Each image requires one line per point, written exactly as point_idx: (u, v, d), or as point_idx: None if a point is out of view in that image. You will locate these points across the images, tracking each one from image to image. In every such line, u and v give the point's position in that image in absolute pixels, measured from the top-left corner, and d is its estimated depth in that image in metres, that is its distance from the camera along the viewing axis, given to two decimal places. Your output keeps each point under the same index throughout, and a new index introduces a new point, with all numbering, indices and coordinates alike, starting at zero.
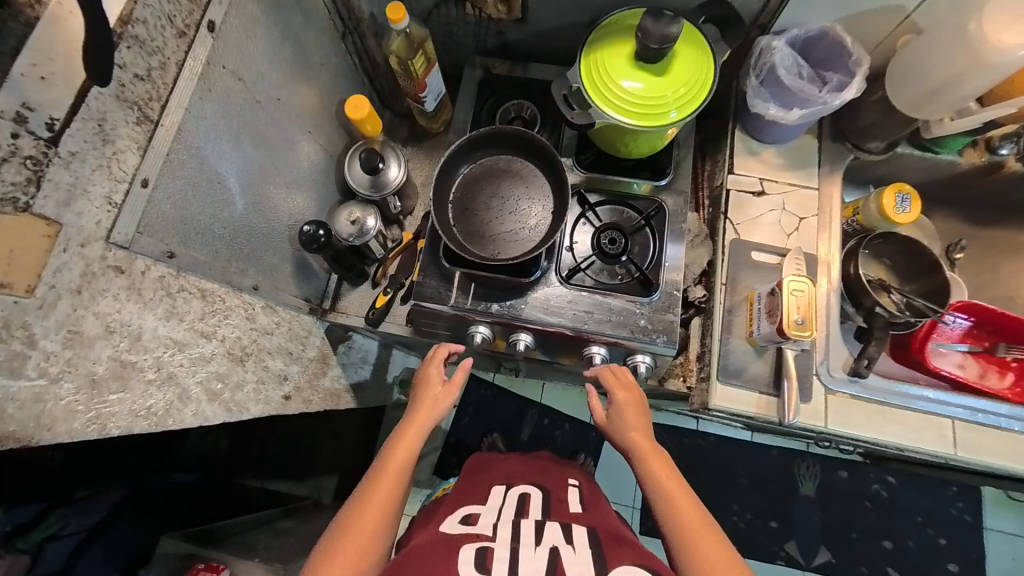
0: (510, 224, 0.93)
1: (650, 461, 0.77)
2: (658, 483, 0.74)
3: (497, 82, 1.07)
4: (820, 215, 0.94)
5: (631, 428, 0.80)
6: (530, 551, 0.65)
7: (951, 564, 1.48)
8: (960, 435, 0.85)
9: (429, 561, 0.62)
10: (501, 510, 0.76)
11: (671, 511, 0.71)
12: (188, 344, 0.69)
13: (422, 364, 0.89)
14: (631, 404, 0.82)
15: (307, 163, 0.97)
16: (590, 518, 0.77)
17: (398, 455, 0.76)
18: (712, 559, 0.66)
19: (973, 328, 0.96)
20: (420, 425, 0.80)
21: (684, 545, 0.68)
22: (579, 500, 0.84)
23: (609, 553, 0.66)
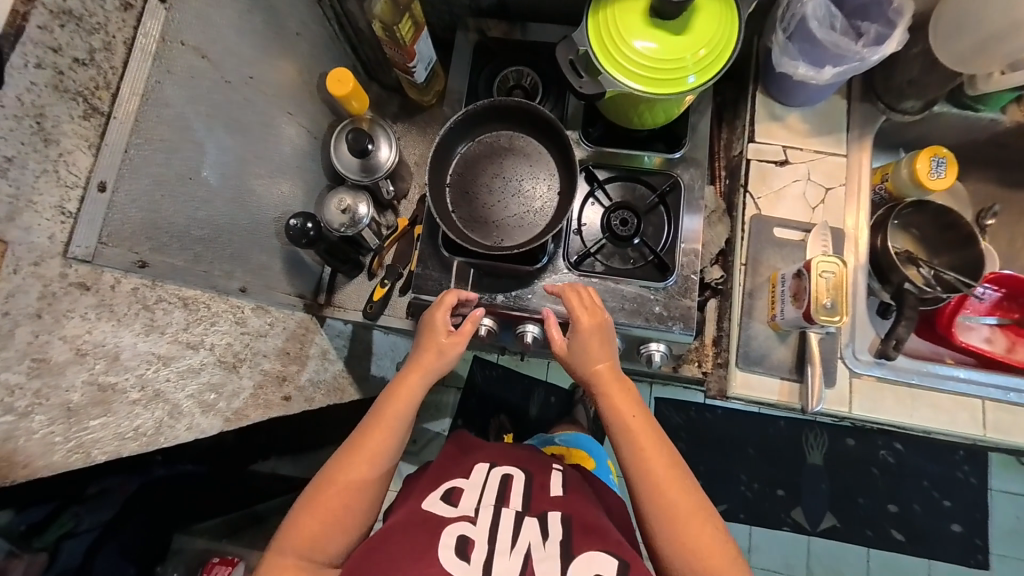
0: (515, 208, 0.85)
1: (615, 402, 0.73)
2: (628, 432, 0.71)
3: (494, 48, 0.97)
4: (848, 185, 0.87)
5: (597, 363, 0.75)
6: (505, 556, 0.61)
7: (955, 525, 1.50)
8: (991, 416, 0.82)
9: (409, 553, 0.60)
10: (484, 487, 0.71)
11: (640, 463, 0.69)
12: (174, 358, 0.64)
13: (429, 308, 0.82)
14: (593, 335, 0.75)
15: (291, 147, 0.88)
16: (571, 499, 0.71)
17: (396, 407, 0.73)
18: (680, 510, 0.66)
19: (1004, 299, 0.92)
20: (423, 375, 0.76)
21: (653, 494, 0.67)
22: (562, 479, 0.76)
23: (580, 540, 0.63)
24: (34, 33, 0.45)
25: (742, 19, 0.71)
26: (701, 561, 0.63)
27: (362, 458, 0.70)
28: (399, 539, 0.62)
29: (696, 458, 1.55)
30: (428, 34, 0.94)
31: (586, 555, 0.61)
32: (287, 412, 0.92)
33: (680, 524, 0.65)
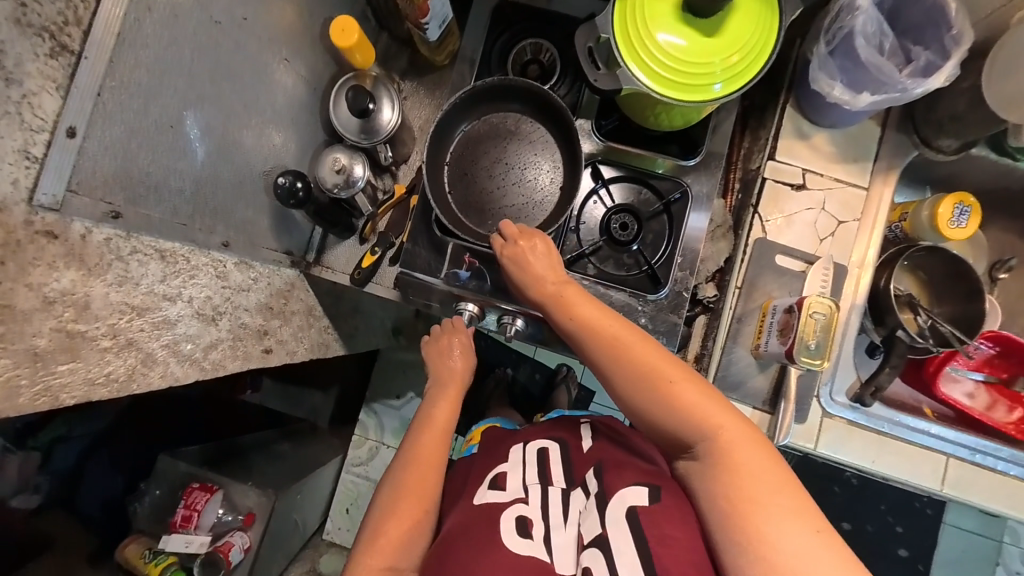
0: (514, 197, 0.82)
1: (572, 307, 0.67)
2: (582, 327, 0.65)
3: (513, 14, 0.90)
4: (863, 220, 0.83)
5: (542, 274, 0.70)
6: (561, 529, 0.60)
7: (901, 549, 1.54)
8: (952, 472, 0.83)
9: (473, 544, 0.58)
10: (525, 463, 0.68)
11: (602, 351, 0.63)
12: (148, 309, 0.62)
13: (439, 342, 0.88)
14: (534, 251, 0.71)
15: (284, 97, 0.84)
16: (603, 446, 0.68)
17: (441, 420, 0.77)
18: (655, 382, 0.60)
19: (995, 356, 0.89)
20: (452, 399, 0.81)
21: (622, 376, 0.62)
22: (594, 433, 0.72)
23: (611, 481, 0.60)
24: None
25: (781, 28, 0.65)
26: (693, 418, 0.58)
27: (420, 472, 0.71)
28: (462, 540, 0.59)
29: None
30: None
31: (618, 495, 0.58)
32: (268, 365, 0.91)
33: (657, 396, 0.60)
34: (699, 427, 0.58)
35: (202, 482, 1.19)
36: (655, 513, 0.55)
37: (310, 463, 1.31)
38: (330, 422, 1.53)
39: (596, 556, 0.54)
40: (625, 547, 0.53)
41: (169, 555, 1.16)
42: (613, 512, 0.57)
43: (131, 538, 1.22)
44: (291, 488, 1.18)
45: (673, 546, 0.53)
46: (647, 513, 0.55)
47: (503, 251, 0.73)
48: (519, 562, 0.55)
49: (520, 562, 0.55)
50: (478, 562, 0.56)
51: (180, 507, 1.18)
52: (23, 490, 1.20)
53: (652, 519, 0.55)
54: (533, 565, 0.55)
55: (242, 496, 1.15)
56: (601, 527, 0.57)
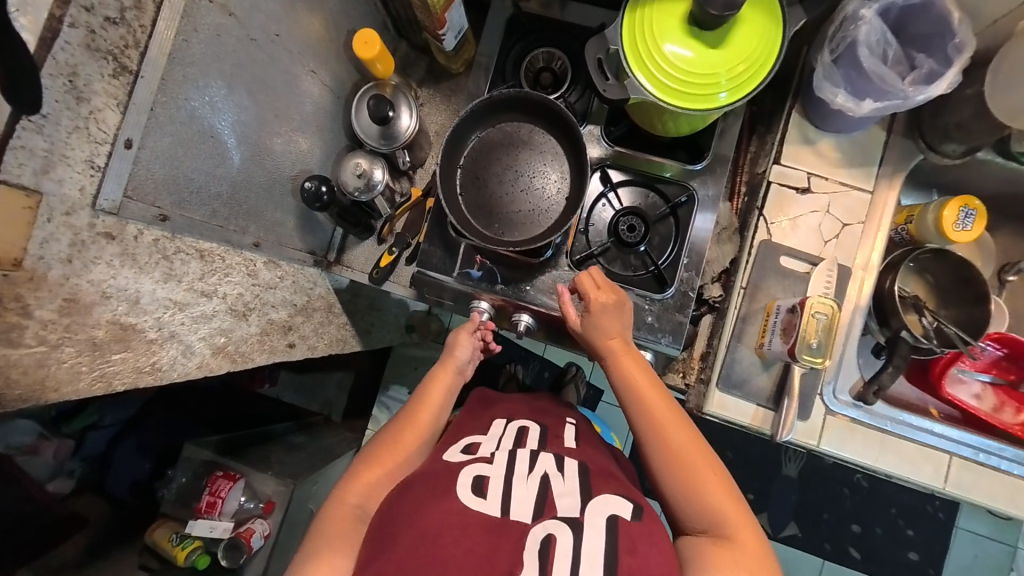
0: (521, 203, 0.86)
1: (626, 370, 0.72)
2: (634, 389, 0.71)
3: (528, 24, 0.95)
4: (867, 223, 0.86)
5: (608, 334, 0.74)
6: (522, 478, 0.59)
7: (913, 553, 1.52)
8: (954, 472, 0.85)
9: (429, 493, 0.58)
10: (501, 437, 0.68)
11: (643, 416, 0.70)
12: (189, 304, 0.67)
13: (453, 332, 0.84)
14: (614, 310, 0.75)
15: (311, 105, 0.89)
16: (585, 449, 0.68)
17: (433, 396, 0.77)
18: (686, 459, 0.66)
19: (1003, 359, 0.89)
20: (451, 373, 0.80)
21: (658, 446, 0.68)
22: (576, 432, 0.72)
23: (596, 484, 0.60)
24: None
25: (784, 37, 0.68)
26: (709, 503, 0.64)
27: (405, 436, 0.73)
28: (417, 487, 0.60)
29: None
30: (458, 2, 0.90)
31: (602, 496, 0.58)
32: (291, 359, 0.95)
33: (685, 470, 0.66)
34: (711, 513, 0.64)
35: (225, 471, 1.26)
36: (634, 527, 0.56)
37: (324, 451, 1.35)
38: (343, 416, 1.59)
39: (563, 528, 0.53)
40: (595, 536, 0.53)
41: (194, 540, 1.21)
42: (592, 507, 0.56)
43: (159, 521, 1.30)
44: (309, 477, 1.23)
45: (642, 559, 0.52)
46: (627, 525, 0.56)
47: (592, 296, 0.75)
48: (464, 516, 0.54)
49: (470, 516, 0.54)
50: (430, 508, 0.55)
51: (205, 494, 1.26)
52: (59, 474, 1.29)
53: (628, 529, 0.55)
54: (480, 520, 0.54)
55: (263, 484, 1.22)
56: (578, 511, 0.55)
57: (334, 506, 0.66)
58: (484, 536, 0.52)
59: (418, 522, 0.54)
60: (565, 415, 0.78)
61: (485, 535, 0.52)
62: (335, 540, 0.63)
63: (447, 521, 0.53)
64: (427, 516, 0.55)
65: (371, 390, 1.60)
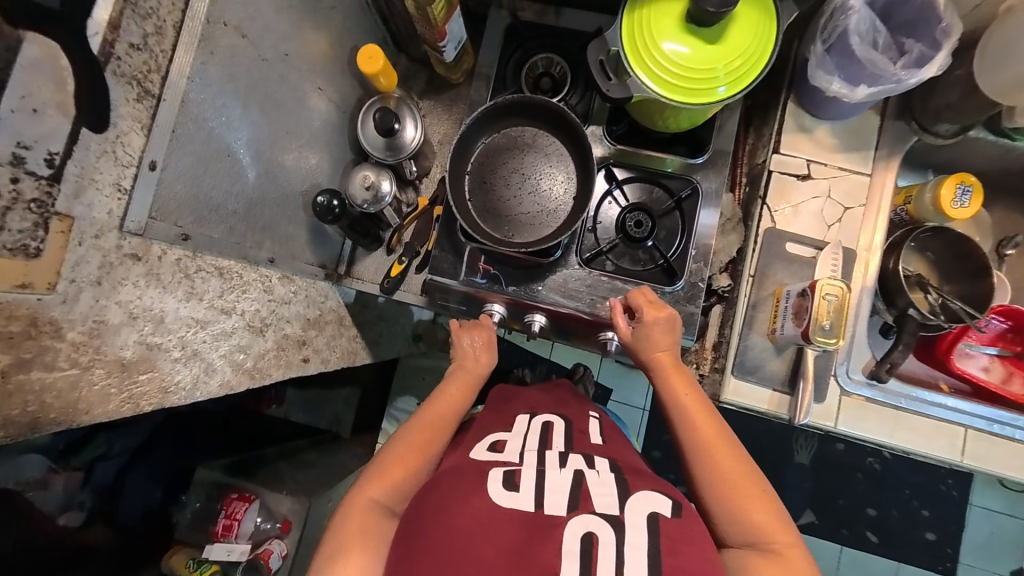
0: (530, 205, 0.88)
1: (672, 382, 0.74)
2: (680, 404, 0.71)
3: (525, 31, 0.99)
4: (867, 205, 0.88)
5: (658, 347, 0.76)
6: (555, 471, 0.58)
7: (929, 533, 1.53)
8: (969, 444, 0.86)
9: (459, 489, 0.56)
10: (527, 435, 0.67)
11: (686, 427, 0.70)
12: (209, 321, 0.68)
13: (471, 333, 0.84)
14: (663, 325, 0.77)
15: (319, 121, 0.91)
16: (613, 447, 0.67)
17: (451, 395, 0.77)
18: (730, 476, 0.65)
19: (1008, 332, 0.92)
20: (469, 378, 0.80)
21: (700, 458, 0.67)
22: (600, 428, 0.73)
23: (633, 480, 0.58)
24: (111, 21, 0.50)
25: (779, 31, 0.70)
26: (752, 516, 0.63)
27: (425, 432, 0.72)
28: (445, 484, 0.58)
29: None
30: (456, 14, 0.92)
31: (641, 493, 0.56)
32: (306, 373, 0.95)
33: (729, 486, 0.65)
34: (753, 526, 0.62)
35: (240, 492, 1.27)
36: (674, 526, 0.53)
37: (336, 468, 1.34)
38: (351, 432, 1.58)
39: (603, 526, 0.51)
40: (637, 535, 0.51)
41: (211, 564, 1.23)
42: (631, 504, 0.54)
43: (175, 548, 1.29)
44: (324, 493, 1.23)
45: (683, 560, 0.50)
46: (668, 525, 0.53)
47: (644, 311, 0.77)
48: (498, 514, 0.53)
49: (501, 514, 0.53)
50: (461, 504, 0.54)
51: (219, 517, 1.26)
52: (70, 507, 1.23)
53: (668, 527, 0.52)
54: (513, 517, 0.52)
55: (278, 503, 1.25)
56: (617, 508, 0.53)
57: (351, 502, 0.65)
58: (521, 531, 0.51)
59: (452, 521, 0.53)
60: (586, 407, 0.79)
61: (519, 533, 0.51)
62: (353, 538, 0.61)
63: (478, 519, 0.52)
64: (460, 514, 0.53)
65: (380, 403, 1.59)
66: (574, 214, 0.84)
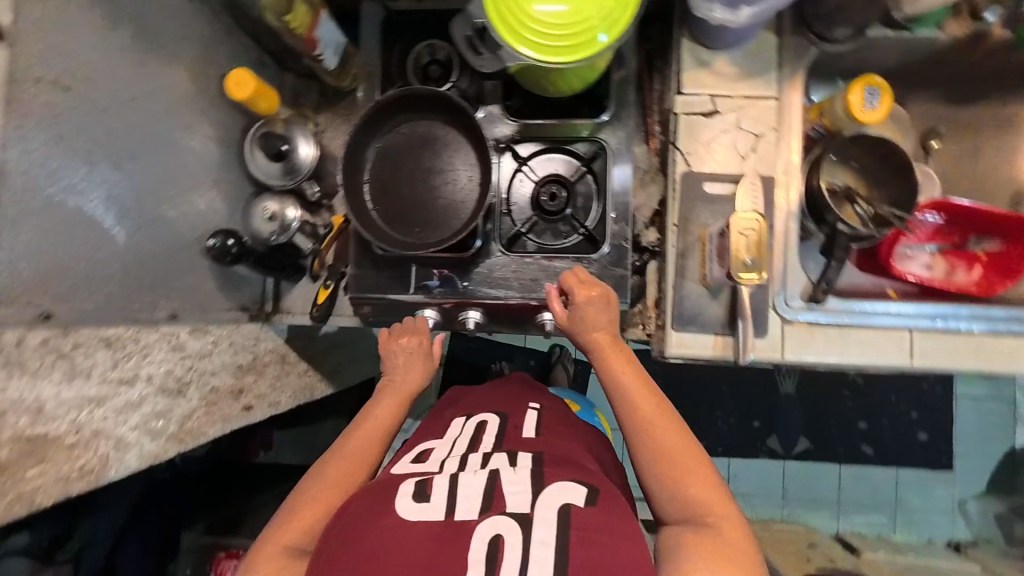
0: (436, 201, 0.84)
1: (611, 361, 0.71)
2: (619, 383, 0.69)
3: (404, 21, 0.95)
4: (780, 128, 0.85)
5: (596, 326, 0.74)
6: (471, 474, 0.57)
7: (922, 433, 1.54)
8: (918, 345, 0.81)
9: (371, 508, 0.55)
10: (455, 441, 0.66)
11: (626, 406, 0.68)
12: (107, 396, 0.64)
13: (394, 346, 0.82)
14: (598, 302, 0.74)
15: (198, 161, 0.85)
16: (549, 437, 0.66)
17: (382, 413, 0.75)
18: (669, 453, 0.64)
19: (946, 224, 0.94)
20: (401, 395, 0.78)
21: (640, 436, 0.66)
22: (538, 419, 0.70)
23: (551, 471, 0.57)
24: None
25: None
26: (690, 492, 0.61)
27: (350, 458, 0.70)
28: (359, 504, 0.57)
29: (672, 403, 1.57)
30: (327, 14, 0.91)
31: (555, 485, 0.55)
32: (251, 420, 0.91)
33: (669, 462, 0.63)
34: (691, 502, 0.61)
35: (227, 551, 1.26)
36: (589, 515, 0.52)
37: None
38: None
39: (512, 528, 0.50)
40: (545, 532, 0.50)
41: None
42: (543, 499, 0.53)
43: None
44: None
45: (598, 551, 0.49)
46: (581, 514, 0.52)
47: (576, 289, 0.74)
48: (406, 531, 0.52)
49: (409, 530, 0.52)
50: (369, 526, 0.53)
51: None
52: None
53: (581, 518, 0.51)
54: (421, 530, 0.52)
55: None
56: (528, 505, 0.53)
57: (269, 541, 0.63)
58: (425, 546, 0.50)
59: (357, 545, 0.52)
60: (528, 399, 0.76)
61: (426, 546, 0.50)
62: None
63: (383, 539, 0.51)
64: (367, 537, 0.52)
65: None
66: (481, 206, 0.80)
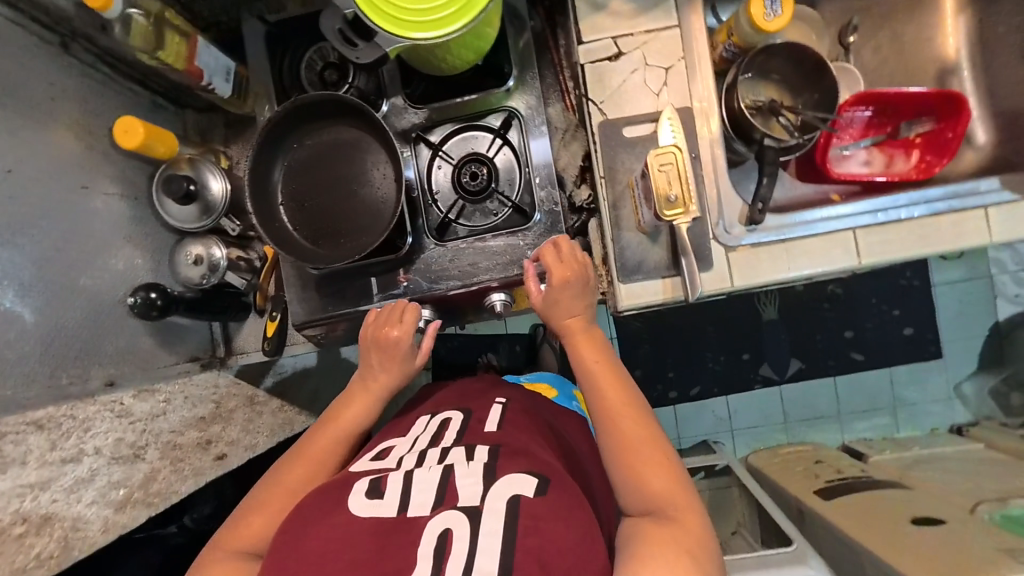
0: (357, 208, 0.81)
1: (581, 348, 0.70)
2: (589, 372, 0.68)
3: (287, 31, 0.93)
4: (689, 56, 0.82)
5: (570, 309, 0.71)
6: (425, 471, 0.57)
7: (907, 328, 1.55)
8: (863, 242, 0.80)
9: (325, 505, 0.55)
10: (416, 437, 0.66)
11: (595, 394, 0.67)
12: (51, 480, 0.62)
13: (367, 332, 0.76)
14: (571, 283, 0.71)
15: (103, 220, 0.81)
16: (512, 425, 0.65)
17: (351, 410, 0.72)
18: (634, 443, 0.63)
19: (874, 117, 0.93)
20: (374, 393, 0.74)
21: (606, 425, 0.65)
22: (502, 414, 0.68)
23: (503, 461, 0.57)
24: None
25: None
26: (651, 484, 0.60)
27: (315, 456, 0.69)
28: (315, 500, 0.57)
29: (661, 354, 1.57)
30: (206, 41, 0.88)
31: (506, 476, 0.54)
32: (229, 468, 0.89)
33: (633, 453, 0.62)
34: (652, 493, 0.60)
35: None
36: (538, 504, 0.52)
37: None
38: None
39: (460, 521, 0.50)
40: (494, 522, 0.50)
41: None
42: (494, 491, 0.53)
43: None
44: None
45: (545, 538, 0.49)
46: (530, 504, 0.51)
47: (551, 269, 0.71)
48: (356, 527, 0.52)
49: (359, 526, 0.52)
50: (320, 521, 0.53)
51: None
52: None
53: (529, 508, 0.51)
54: (370, 525, 0.52)
55: None
56: (479, 498, 0.52)
57: (225, 545, 0.63)
58: (371, 544, 0.50)
59: (306, 541, 0.52)
60: (494, 395, 0.74)
61: (370, 544, 0.50)
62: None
63: (333, 535, 0.51)
64: (318, 533, 0.52)
65: None
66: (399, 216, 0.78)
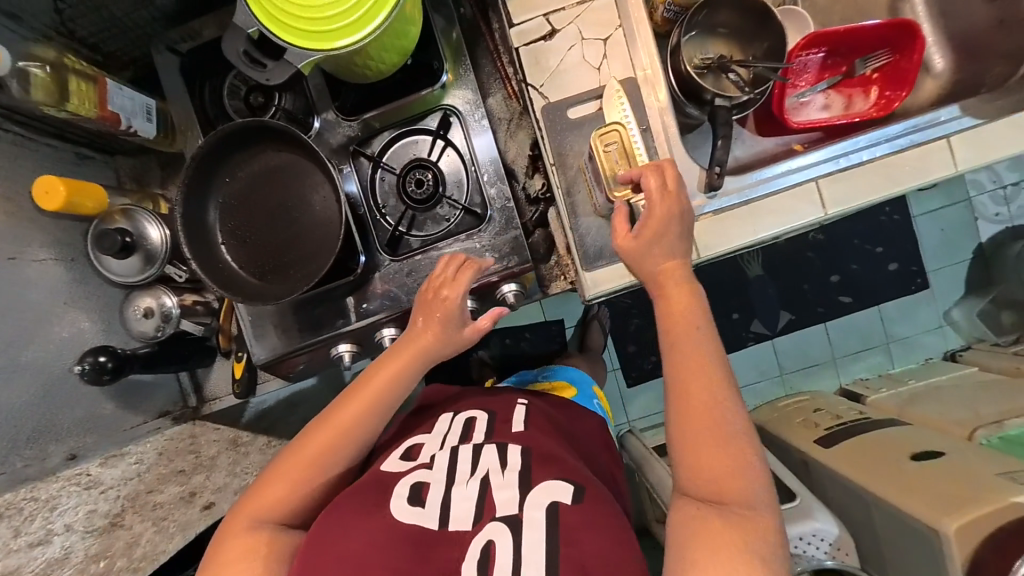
0: (303, 236, 0.76)
1: (669, 301, 0.61)
2: (674, 335, 0.59)
3: (201, 55, 0.86)
4: (626, 24, 0.78)
5: (665, 250, 0.62)
6: (463, 483, 0.58)
7: (892, 264, 1.54)
8: (827, 192, 0.77)
9: (362, 506, 0.57)
10: (445, 434, 0.66)
11: (675, 359, 0.58)
12: (21, 564, 0.66)
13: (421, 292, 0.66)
14: (668, 221, 0.63)
15: (39, 289, 0.75)
16: (536, 427, 0.66)
17: (381, 380, 0.64)
18: (708, 425, 0.54)
19: (828, 57, 0.89)
20: (413, 359, 0.65)
21: (679, 393, 0.57)
22: (527, 412, 0.69)
23: (537, 468, 0.58)
24: None
25: None
26: (716, 476, 0.53)
27: (338, 428, 0.63)
28: (348, 498, 0.58)
29: None
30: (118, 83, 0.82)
31: (543, 483, 0.56)
32: (220, 516, 0.92)
33: (704, 436, 0.54)
34: (715, 484, 0.53)
35: None
36: (573, 512, 0.54)
37: None
38: None
39: (500, 531, 0.52)
40: (533, 532, 0.52)
41: None
42: (530, 500, 0.55)
43: None
44: None
45: (584, 544, 0.51)
46: (567, 512, 0.54)
47: (652, 200, 0.63)
48: (399, 532, 0.54)
49: (401, 532, 0.54)
50: (357, 525, 0.55)
51: None
52: None
53: (568, 517, 0.53)
54: (412, 533, 0.54)
55: None
56: (517, 506, 0.55)
57: (239, 513, 0.60)
58: (416, 553, 0.52)
59: (346, 543, 0.53)
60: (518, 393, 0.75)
61: (414, 553, 0.52)
62: (239, 560, 0.57)
63: (371, 539, 0.53)
64: (357, 536, 0.54)
65: None
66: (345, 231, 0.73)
